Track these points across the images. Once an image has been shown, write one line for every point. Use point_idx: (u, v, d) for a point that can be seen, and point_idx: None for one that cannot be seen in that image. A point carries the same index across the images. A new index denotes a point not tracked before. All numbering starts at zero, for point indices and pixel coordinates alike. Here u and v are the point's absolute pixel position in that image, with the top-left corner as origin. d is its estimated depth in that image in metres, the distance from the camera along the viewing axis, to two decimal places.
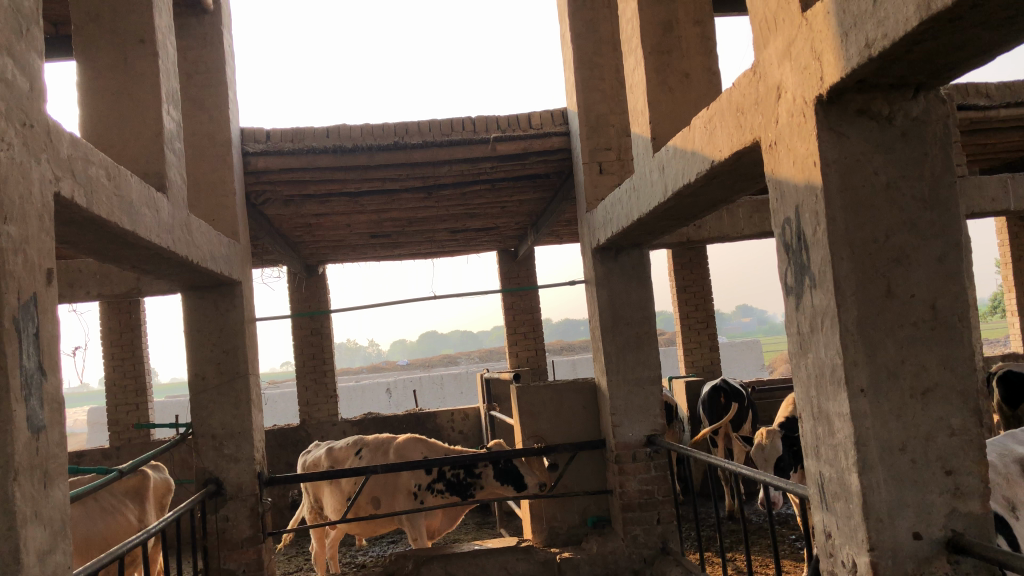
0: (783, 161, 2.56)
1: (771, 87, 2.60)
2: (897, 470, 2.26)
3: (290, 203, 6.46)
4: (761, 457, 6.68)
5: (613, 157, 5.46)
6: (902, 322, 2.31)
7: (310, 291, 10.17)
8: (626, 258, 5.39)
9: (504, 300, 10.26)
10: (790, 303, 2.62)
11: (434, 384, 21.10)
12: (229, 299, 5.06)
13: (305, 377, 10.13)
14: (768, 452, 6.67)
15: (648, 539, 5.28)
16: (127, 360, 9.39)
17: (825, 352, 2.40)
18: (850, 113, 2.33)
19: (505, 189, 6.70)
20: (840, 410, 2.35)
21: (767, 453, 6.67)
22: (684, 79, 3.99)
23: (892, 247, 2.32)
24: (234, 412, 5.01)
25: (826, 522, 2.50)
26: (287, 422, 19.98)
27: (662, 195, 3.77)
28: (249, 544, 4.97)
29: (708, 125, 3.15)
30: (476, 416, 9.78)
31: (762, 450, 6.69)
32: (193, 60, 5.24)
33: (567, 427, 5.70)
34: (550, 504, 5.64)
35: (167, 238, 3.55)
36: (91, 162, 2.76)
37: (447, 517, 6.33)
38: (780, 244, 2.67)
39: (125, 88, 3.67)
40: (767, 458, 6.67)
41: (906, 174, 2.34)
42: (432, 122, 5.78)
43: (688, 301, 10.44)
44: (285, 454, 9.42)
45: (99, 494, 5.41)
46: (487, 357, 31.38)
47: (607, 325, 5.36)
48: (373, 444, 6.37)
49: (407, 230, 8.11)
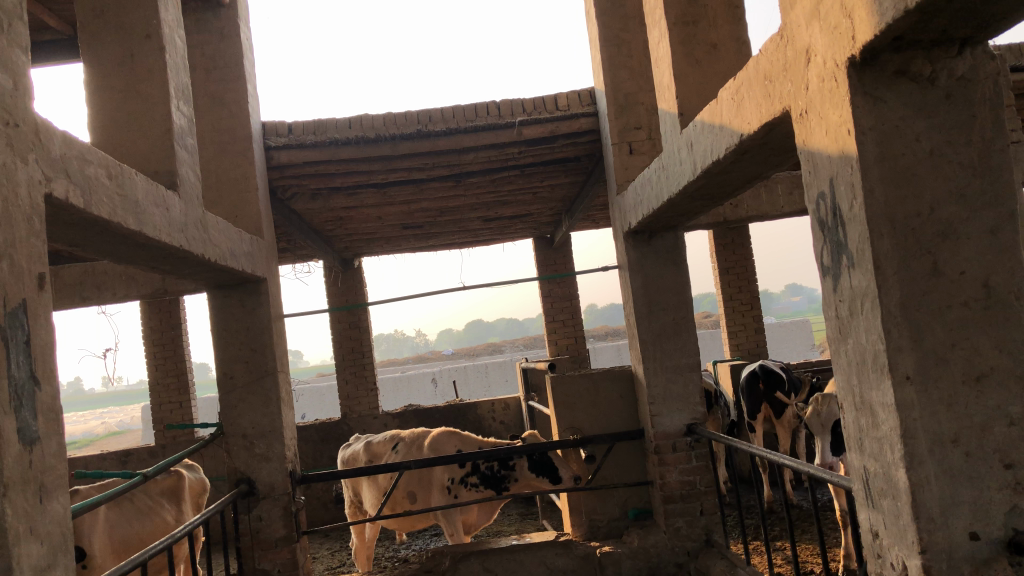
0: (815, 131, 2.35)
1: (800, 51, 2.39)
2: (948, 466, 2.07)
3: (317, 197, 6.37)
4: (816, 425, 5.86)
5: (643, 137, 5.26)
6: (951, 302, 2.10)
7: (346, 284, 10.13)
8: (660, 242, 5.19)
9: (541, 288, 10.10)
10: (827, 284, 2.42)
11: (478, 373, 21.05)
12: (255, 297, 4.98)
13: (344, 371, 10.09)
14: (826, 418, 5.84)
15: (691, 531, 5.10)
16: (168, 359, 9.46)
17: (866, 337, 2.21)
18: (887, 75, 2.12)
19: (535, 174, 6.53)
20: (884, 400, 2.16)
21: (823, 421, 5.82)
22: (712, 50, 3.77)
23: (938, 220, 2.11)
24: (264, 410, 4.94)
25: (872, 521, 2.31)
26: (330, 415, 20.07)
27: (691, 174, 3.57)
28: (283, 543, 4.91)
29: (736, 95, 2.94)
30: (516, 406, 9.65)
31: (817, 417, 5.84)
32: (210, 55, 5.16)
33: (603, 418, 5.53)
34: (589, 496, 5.49)
35: (180, 237, 3.47)
36: (89, 161, 2.67)
37: (484, 511, 6.14)
38: (815, 221, 2.47)
39: (133, 84, 3.59)
40: (823, 424, 5.83)
41: (952, 139, 2.12)
42: (456, 108, 5.62)
43: (731, 283, 10.17)
44: (327, 448, 9.42)
45: (135, 495, 5.41)
46: (531, 345, 31.21)
47: (641, 311, 5.18)
48: (409, 438, 6.26)
49: (438, 220, 7.99)
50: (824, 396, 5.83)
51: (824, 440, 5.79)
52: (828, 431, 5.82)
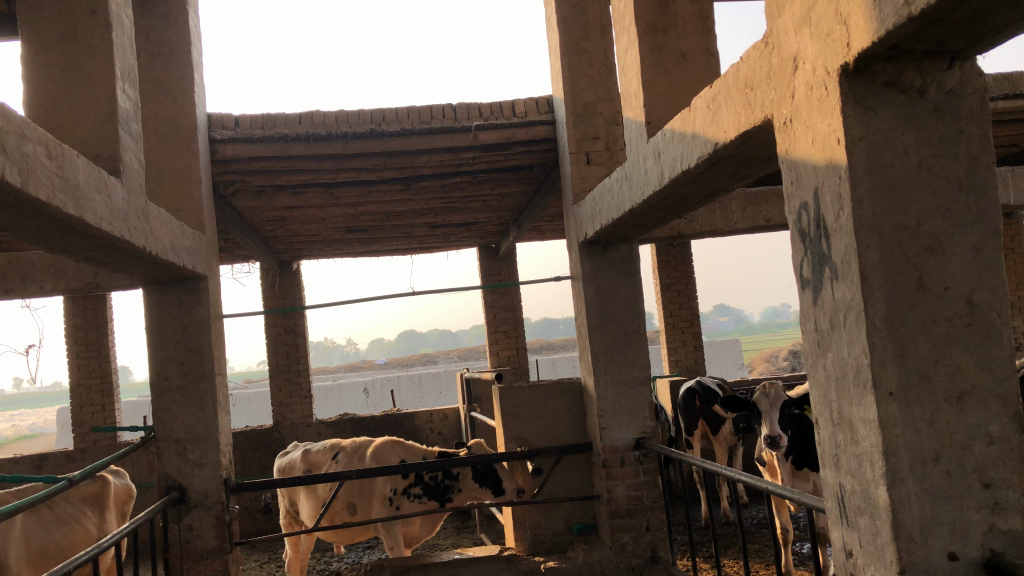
0: (800, 140, 2.32)
1: (787, 58, 2.36)
2: (929, 485, 2.03)
3: (261, 195, 6.15)
4: (764, 404, 5.80)
5: (600, 147, 5.22)
6: (935, 318, 2.07)
7: (284, 287, 9.84)
8: (614, 253, 5.16)
9: (484, 298, 10.00)
10: (807, 297, 2.38)
11: (412, 384, 20.78)
12: (194, 295, 4.75)
13: (278, 378, 9.78)
14: (774, 400, 5.82)
15: (637, 547, 5.04)
16: (92, 359, 9.03)
17: (848, 351, 2.17)
18: (878, 85, 2.09)
19: (487, 182, 6.43)
20: (865, 416, 2.11)
21: (771, 400, 5.80)
22: (681, 60, 3.75)
23: (924, 234, 2.08)
24: (199, 415, 4.71)
25: (846, 539, 2.26)
26: (260, 422, 19.58)
27: (657, 183, 3.53)
28: (214, 555, 4.67)
29: (712, 103, 2.91)
30: (455, 417, 9.49)
31: (765, 396, 5.82)
32: (155, 40, 4.93)
33: (551, 429, 5.45)
34: (534, 510, 5.38)
35: (122, 226, 3.27)
36: (28, 138, 2.47)
37: (426, 524, 5.98)
38: (796, 233, 2.43)
39: (75, 63, 3.37)
40: (772, 403, 5.78)
41: (940, 153, 2.10)
42: (411, 109, 5.50)
43: (672, 299, 10.21)
44: (258, 456, 9.12)
45: (55, 501, 5.08)
46: (466, 356, 31.05)
47: (594, 323, 5.13)
48: (350, 448, 6.05)
49: (383, 225, 7.82)
50: (772, 381, 5.91)
51: (771, 416, 5.72)
52: (776, 411, 5.76)
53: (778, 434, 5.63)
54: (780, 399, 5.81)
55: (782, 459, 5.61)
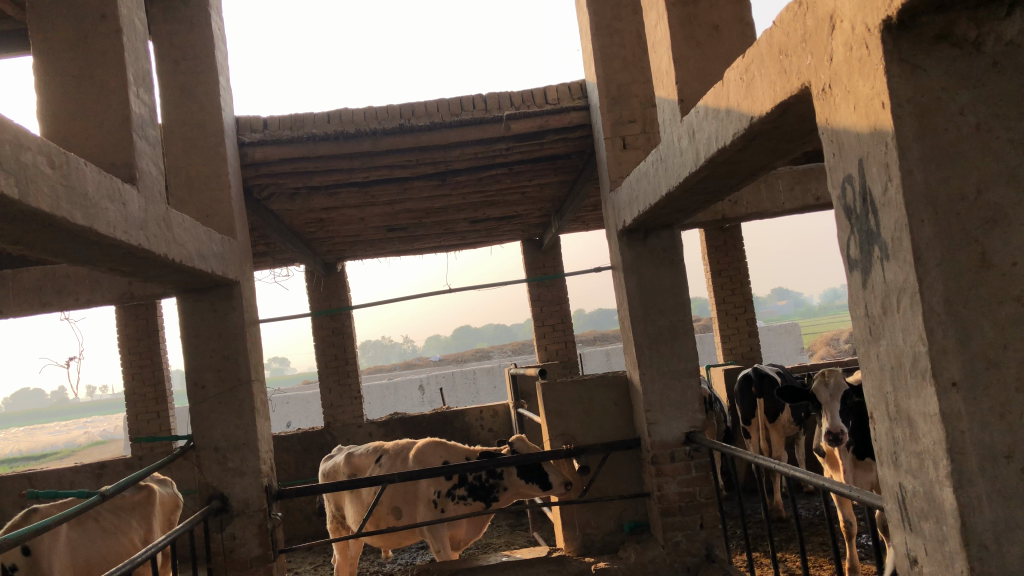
0: (840, 107, 2.11)
1: (823, 18, 2.15)
2: (1003, 484, 1.80)
3: (296, 196, 6.08)
4: (823, 395, 5.50)
5: (637, 130, 5.01)
6: (1002, 297, 1.84)
7: (330, 289, 9.83)
8: (656, 240, 4.96)
9: (530, 292, 9.83)
10: (856, 280, 2.17)
11: (466, 380, 20.71)
12: (227, 301, 4.68)
13: (328, 379, 9.77)
14: (834, 390, 5.48)
15: (691, 545, 4.84)
16: (145, 368, 9.12)
17: (903, 338, 1.95)
18: (927, 40, 1.87)
19: (525, 173, 6.26)
20: (925, 410, 1.89)
21: (832, 391, 5.47)
22: (714, 33, 3.53)
23: (985, 204, 1.86)
24: (238, 422, 4.65)
25: (909, 544, 2.05)
26: (316, 424, 19.68)
27: (693, 164, 3.32)
28: (259, 563, 4.61)
29: (745, 75, 2.70)
30: (505, 413, 9.35)
31: (826, 386, 5.49)
32: (180, 45, 4.88)
33: (597, 426, 5.27)
34: (583, 510, 5.21)
35: (139, 235, 3.19)
36: (26, 148, 2.38)
37: (473, 526, 5.86)
38: (841, 211, 2.22)
39: (88, 69, 3.30)
40: (832, 395, 5.46)
41: (1001, 113, 1.87)
42: (440, 102, 5.35)
43: (724, 285, 9.92)
44: (310, 459, 9.13)
45: (100, 513, 5.10)
46: (519, 351, 30.94)
47: (637, 314, 4.94)
48: (393, 450, 5.96)
49: (423, 222, 7.71)
50: (832, 368, 5.54)
51: (833, 408, 5.41)
52: (837, 403, 5.46)
53: (841, 431, 5.27)
54: (841, 390, 5.49)
55: (844, 449, 5.32)
